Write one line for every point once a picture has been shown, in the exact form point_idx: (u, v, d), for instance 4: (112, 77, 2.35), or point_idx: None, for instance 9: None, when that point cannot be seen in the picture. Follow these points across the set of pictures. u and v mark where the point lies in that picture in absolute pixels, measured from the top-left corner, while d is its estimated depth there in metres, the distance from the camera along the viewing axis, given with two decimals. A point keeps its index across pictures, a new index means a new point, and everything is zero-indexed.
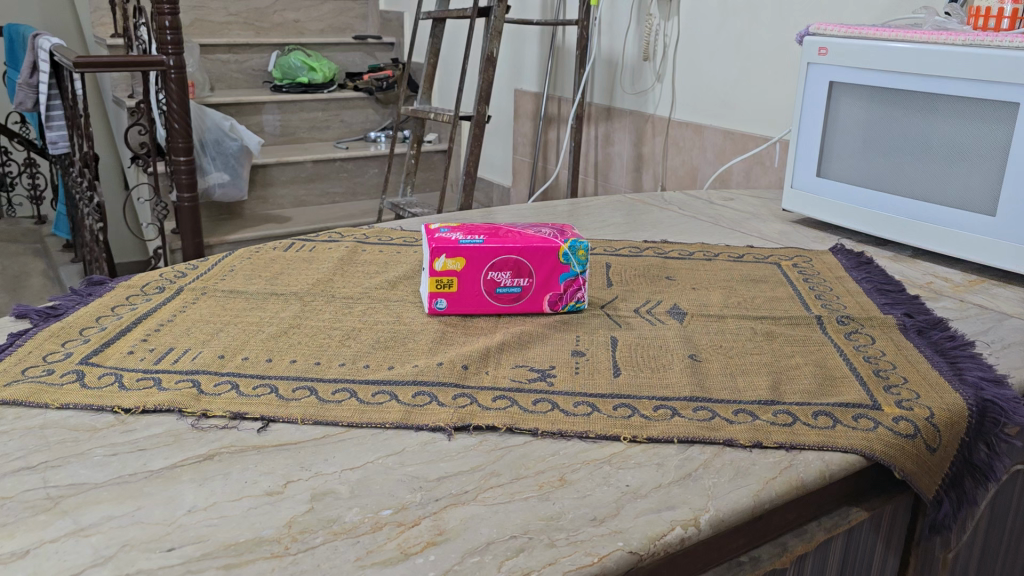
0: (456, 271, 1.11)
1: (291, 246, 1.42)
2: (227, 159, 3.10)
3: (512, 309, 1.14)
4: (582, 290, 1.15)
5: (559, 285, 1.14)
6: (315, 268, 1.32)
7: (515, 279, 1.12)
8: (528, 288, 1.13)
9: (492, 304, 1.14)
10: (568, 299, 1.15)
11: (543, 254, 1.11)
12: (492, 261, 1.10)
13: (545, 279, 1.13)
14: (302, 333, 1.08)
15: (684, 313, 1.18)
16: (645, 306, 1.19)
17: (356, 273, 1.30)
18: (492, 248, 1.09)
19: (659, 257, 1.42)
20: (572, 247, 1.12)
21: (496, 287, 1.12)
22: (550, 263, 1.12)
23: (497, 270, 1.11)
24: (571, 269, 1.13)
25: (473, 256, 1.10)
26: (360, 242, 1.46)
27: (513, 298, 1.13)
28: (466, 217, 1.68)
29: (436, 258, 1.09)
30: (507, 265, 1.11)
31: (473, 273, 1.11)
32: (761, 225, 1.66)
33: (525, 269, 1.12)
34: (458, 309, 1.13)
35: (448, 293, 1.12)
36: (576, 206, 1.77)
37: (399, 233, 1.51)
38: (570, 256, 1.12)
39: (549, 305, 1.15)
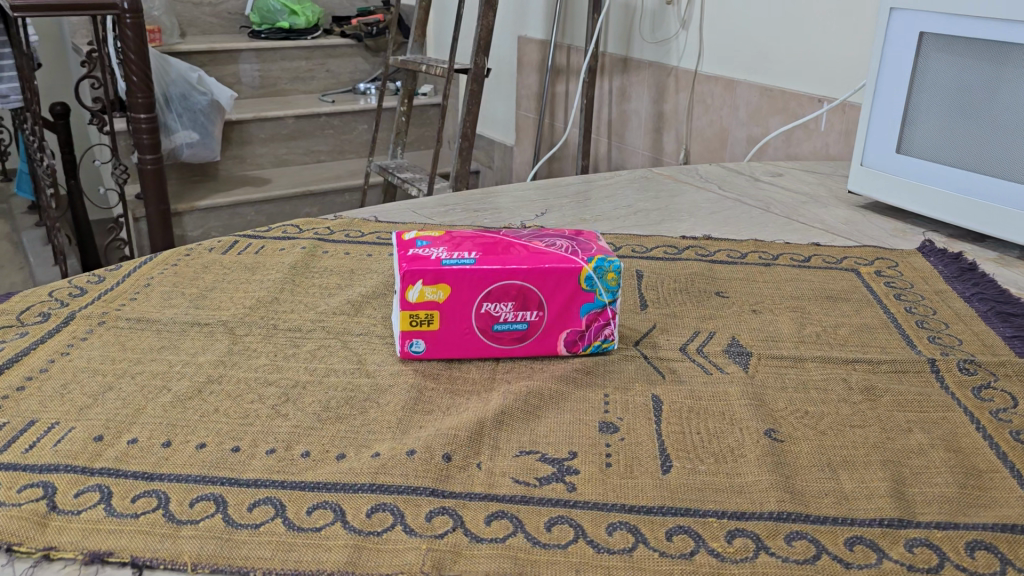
0: (437, 302, 0.80)
1: (232, 246, 1.11)
2: (195, 115, 2.75)
3: (516, 352, 0.84)
4: (610, 325, 0.84)
5: (580, 321, 0.83)
6: (258, 280, 1.01)
7: (519, 312, 0.81)
8: (537, 323, 0.82)
9: (488, 346, 0.83)
10: (591, 337, 0.84)
11: (558, 278, 0.81)
12: (488, 290, 0.80)
13: (561, 313, 0.82)
14: (223, 392, 0.77)
15: (748, 353, 0.87)
16: (695, 344, 0.89)
17: (310, 289, 0.99)
18: (487, 272, 0.79)
19: (703, 263, 1.10)
20: (597, 269, 0.81)
21: (492, 324, 0.82)
22: (568, 293, 0.81)
23: (496, 301, 0.81)
24: (597, 300, 0.82)
25: (462, 282, 0.79)
26: (321, 239, 1.14)
27: (516, 337, 0.83)
28: (460, 200, 1.36)
29: (410, 285, 0.79)
30: (509, 293, 0.81)
31: (462, 306, 0.80)
32: (824, 213, 1.34)
33: (533, 300, 0.81)
34: (440, 354, 0.83)
35: (426, 333, 0.81)
36: (594, 185, 1.45)
37: (372, 227, 1.19)
38: (596, 281, 0.81)
39: (567, 348, 0.84)
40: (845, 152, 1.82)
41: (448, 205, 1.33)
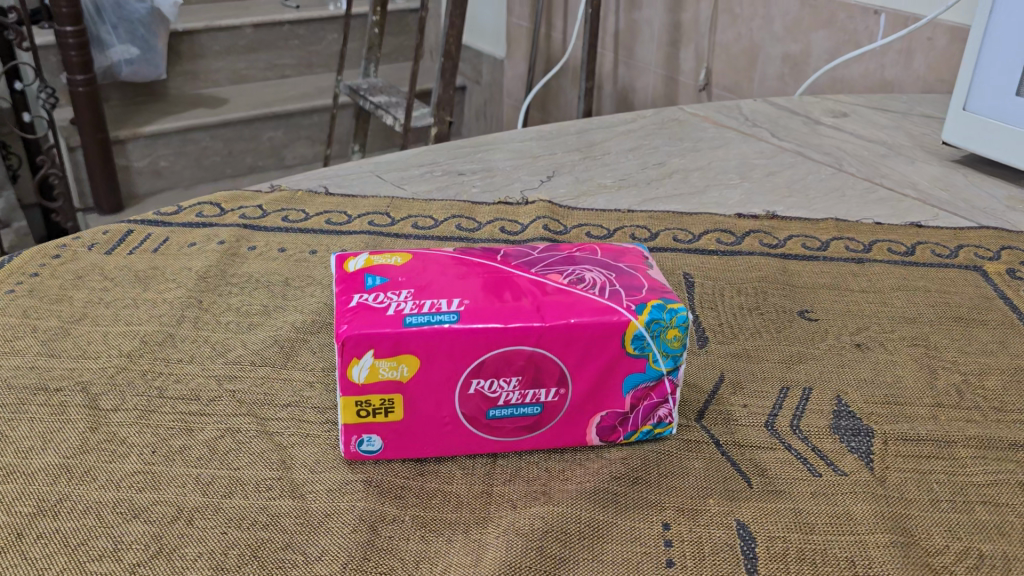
0: (398, 383, 0.50)
1: (121, 241, 0.80)
2: (133, 26, 2.34)
3: (522, 445, 0.55)
4: (666, 401, 0.55)
5: (622, 399, 0.54)
6: (152, 301, 0.71)
7: (528, 392, 0.52)
8: (556, 406, 0.53)
9: (479, 439, 0.54)
10: (639, 421, 0.55)
11: (590, 340, 0.51)
12: (479, 360, 0.51)
13: (595, 389, 0.53)
14: (60, 537, 0.48)
15: (868, 434, 0.59)
16: (787, 414, 0.60)
17: (226, 316, 0.69)
18: (478, 336, 0.50)
19: (774, 259, 0.81)
20: (651, 324, 0.52)
21: (486, 409, 0.53)
22: (605, 361, 0.52)
23: (492, 378, 0.51)
24: (651, 368, 0.53)
25: (437, 351, 0.50)
26: (250, 226, 0.83)
27: (523, 426, 0.54)
28: (440, 155, 1.03)
29: (354, 359, 0.49)
30: (513, 365, 0.51)
31: (439, 386, 0.51)
32: (912, 172, 1.04)
33: (552, 373, 0.52)
34: (407, 454, 0.54)
35: (384, 427, 0.52)
36: (614, 131, 1.13)
37: (320, 205, 0.88)
38: (648, 342, 0.52)
39: (600, 436, 0.55)
40: (904, 77, 1.48)
41: (425, 163, 1.01)
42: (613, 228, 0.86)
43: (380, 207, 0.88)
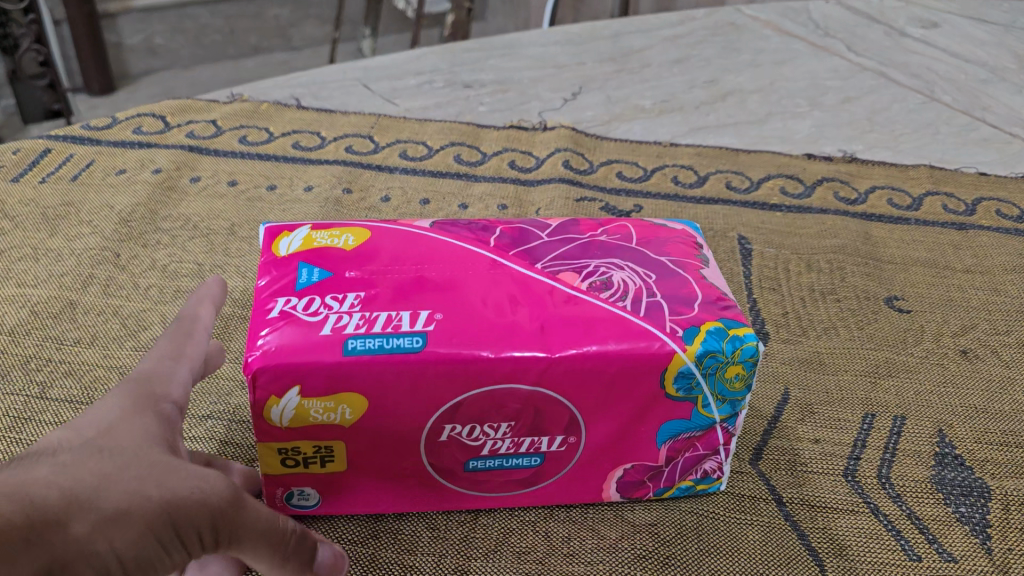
0: (337, 428, 0.35)
1: (33, 164, 0.64)
2: None
3: (514, 500, 0.41)
4: (716, 453, 0.40)
5: (654, 451, 0.39)
6: (55, 254, 0.55)
7: (524, 441, 0.37)
8: (563, 458, 0.38)
9: (456, 493, 0.40)
10: (675, 476, 0.40)
11: (615, 380, 0.36)
12: (453, 401, 0.35)
13: (618, 441, 0.38)
14: None
15: (984, 497, 0.44)
16: (873, 457, 0.45)
17: (147, 279, 0.54)
18: (452, 372, 0.34)
19: (853, 221, 0.64)
20: (704, 359, 0.36)
21: (464, 461, 0.38)
22: (634, 406, 0.37)
23: (472, 425, 0.36)
24: (699, 415, 0.37)
25: (394, 390, 0.35)
26: (197, 148, 0.67)
27: (516, 479, 0.39)
28: (443, 59, 0.85)
29: (273, 398, 0.34)
30: (503, 408, 0.36)
31: (397, 434, 0.36)
32: (1020, 104, 0.85)
33: (558, 419, 0.37)
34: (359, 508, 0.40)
35: (325, 481, 0.38)
36: (657, 37, 0.94)
37: (289, 122, 0.71)
38: (698, 384, 0.36)
39: (622, 492, 0.41)
40: None
41: (424, 71, 0.82)
42: (651, 167, 0.69)
43: (362, 128, 0.71)
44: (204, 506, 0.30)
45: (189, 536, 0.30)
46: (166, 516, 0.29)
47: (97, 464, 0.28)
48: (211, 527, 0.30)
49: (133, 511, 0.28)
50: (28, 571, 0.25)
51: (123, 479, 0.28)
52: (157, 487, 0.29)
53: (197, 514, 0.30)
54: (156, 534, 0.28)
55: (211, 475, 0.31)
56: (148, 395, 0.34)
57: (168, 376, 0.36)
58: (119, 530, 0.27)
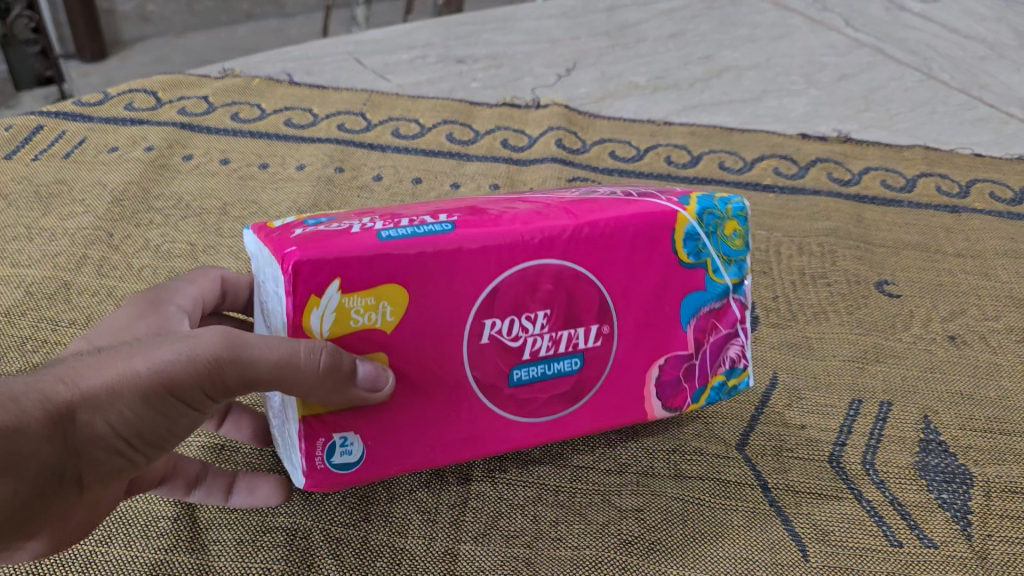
0: (378, 332, 0.33)
1: (26, 141, 0.64)
2: None
3: (560, 429, 0.38)
4: (736, 334, 0.40)
5: (681, 334, 0.39)
6: (47, 235, 0.55)
7: (563, 335, 0.36)
8: (601, 357, 0.37)
9: (500, 421, 0.37)
10: (707, 371, 0.40)
11: (637, 247, 0.37)
12: (490, 288, 0.34)
13: (646, 327, 0.38)
14: None
15: (966, 484, 0.44)
16: (858, 443, 0.46)
17: (140, 260, 0.54)
18: (491, 247, 0.34)
19: (845, 203, 0.64)
20: (704, 215, 0.38)
21: (507, 370, 0.36)
22: (654, 278, 0.37)
23: (512, 320, 0.35)
24: (712, 283, 0.39)
25: (433, 276, 0.33)
26: (189, 126, 0.67)
27: (561, 394, 0.37)
28: (436, 33, 0.84)
29: (313, 298, 0.31)
30: (537, 292, 0.35)
31: (439, 333, 0.34)
32: (1017, 83, 0.84)
33: (590, 302, 0.36)
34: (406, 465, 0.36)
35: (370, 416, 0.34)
36: (652, 10, 0.93)
37: (280, 99, 0.71)
38: (704, 245, 0.38)
39: (662, 400, 0.40)
40: None
41: (418, 45, 0.82)
42: (645, 147, 0.68)
43: (355, 104, 0.71)
44: (191, 375, 0.30)
45: (187, 400, 0.31)
46: (155, 390, 0.29)
47: (90, 357, 0.30)
48: (211, 380, 0.30)
49: (121, 392, 0.29)
50: (47, 470, 0.28)
51: (114, 354, 0.30)
52: (142, 357, 0.29)
53: (190, 383, 0.30)
54: (149, 408, 0.30)
55: (201, 335, 0.31)
56: (154, 307, 0.38)
57: (177, 290, 0.40)
58: (114, 408, 0.29)
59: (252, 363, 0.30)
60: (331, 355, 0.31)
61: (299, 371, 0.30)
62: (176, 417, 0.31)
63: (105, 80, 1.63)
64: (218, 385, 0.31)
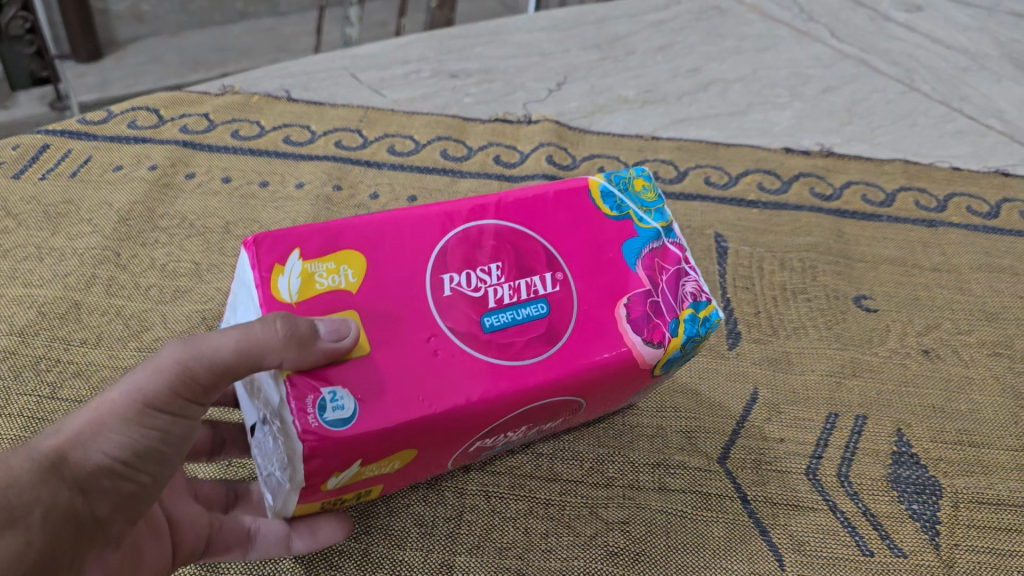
0: (346, 293, 0.34)
1: (32, 160, 0.66)
2: None
3: (549, 373, 0.36)
4: (685, 271, 0.40)
5: (632, 275, 0.38)
6: (55, 255, 0.57)
7: (521, 284, 0.37)
8: (566, 301, 0.37)
9: (482, 368, 0.35)
10: (675, 307, 0.38)
11: (565, 205, 0.39)
12: (437, 248, 0.36)
13: (599, 271, 0.38)
14: None
15: (935, 495, 0.47)
16: (834, 455, 0.48)
17: (146, 279, 0.56)
18: (427, 215, 0.37)
19: (827, 218, 0.66)
20: (613, 176, 0.41)
21: (474, 317, 0.35)
22: (589, 230, 0.39)
23: (467, 276, 0.36)
24: (642, 229, 0.40)
25: (381, 244, 0.35)
26: (191, 144, 0.69)
27: (536, 337, 0.36)
28: (430, 47, 0.86)
29: (277, 267, 0.33)
30: (483, 249, 0.37)
31: (402, 287, 0.35)
32: (997, 94, 0.86)
33: (536, 255, 0.38)
34: (398, 412, 0.32)
35: (353, 372, 0.33)
36: (642, 22, 0.95)
37: (279, 115, 0.73)
38: (622, 200, 0.40)
39: (643, 335, 0.37)
40: None
41: (412, 59, 0.84)
42: (633, 162, 0.71)
43: (351, 121, 0.73)
44: (161, 387, 0.32)
45: (169, 412, 0.32)
46: (134, 409, 0.32)
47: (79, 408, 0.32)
48: (184, 383, 0.32)
49: (103, 420, 0.31)
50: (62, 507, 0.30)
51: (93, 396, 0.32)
52: (116, 387, 0.32)
53: (165, 395, 0.32)
54: (135, 428, 0.32)
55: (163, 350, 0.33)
56: None
57: None
58: (102, 438, 0.31)
59: (213, 354, 0.31)
60: (285, 319, 0.30)
61: (262, 345, 0.30)
62: (167, 429, 0.33)
63: (100, 82, 1.64)
64: (192, 386, 0.32)
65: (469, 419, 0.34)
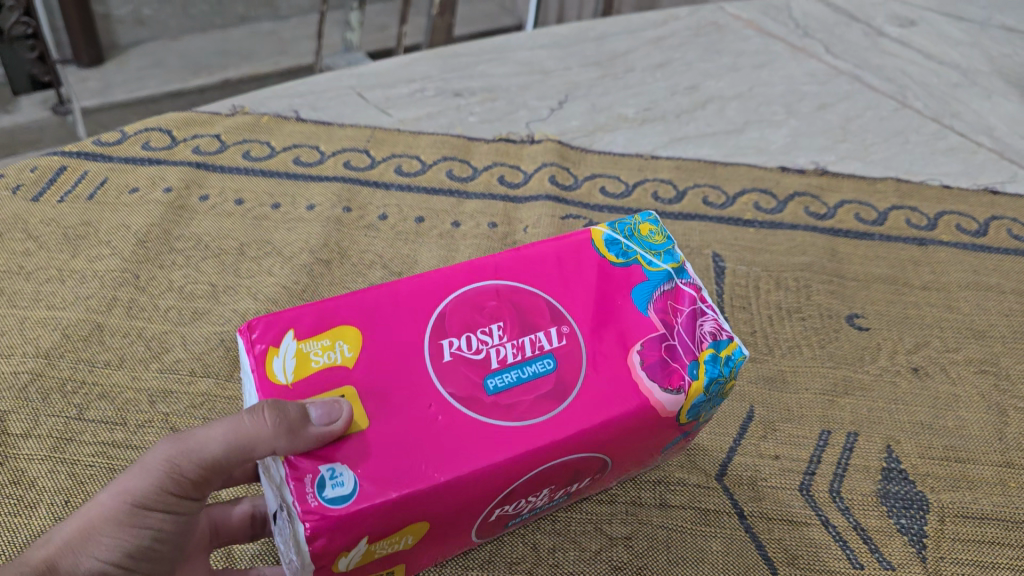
0: (342, 368, 0.37)
1: (50, 182, 0.68)
2: None
3: (560, 429, 0.37)
4: (702, 311, 0.41)
5: (644, 319, 0.40)
6: (77, 276, 0.59)
7: (524, 342, 0.39)
8: (571, 354, 0.39)
9: (493, 428, 0.36)
10: (693, 347, 0.40)
11: (561, 265, 0.42)
12: (438, 314, 0.39)
13: (603, 322, 0.40)
14: None
15: (922, 509, 0.49)
16: (826, 471, 0.50)
17: (165, 300, 0.58)
18: (424, 285, 0.40)
19: (821, 237, 0.68)
20: (615, 226, 0.44)
21: (480, 379, 0.37)
22: (591, 284, 0.41)
23: (469, 339, 0.38)
24: (650, 272, 0.42)
25: (384, 317, 0.38)
26: (204, 165, 0.71)
27: (544, 393, 0.38)
28: (434, 66, 0.88)
29: (273, 350, 0.37)
30: (484, 311, 0.39)
31: (401, 357, 0.37)
32: (987, 111, 0.88)
33: (539, 311, 0.40)
34: (410, 480, 0.34)
35: (353, 449, 0.35)
36: (641, 38, 0.97)
37: (288, 136, 0.75)
38: (627, 246, 0.43)
39: (656, 381, 0.39)
40: None
41: (416, 78, 0.86)
42: (632, 181, 0.73)
43: (359, 141, 0.75)
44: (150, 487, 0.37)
45: (157, 505, 0.38)
46: (125, 510, 0.38)
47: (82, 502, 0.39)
48: (174, 478, 0.37)
49: (96, 523, 0.38)
50: None
51: (91, 502, 0.38)
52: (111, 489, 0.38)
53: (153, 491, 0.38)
54: (126, 524, 0.38)
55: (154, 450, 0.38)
56: None
57: None
58: (95, 539, 0.38)
59: (201, 450, 0.37)
60: (274, 409, 0.33)
61: (256, 435, 0.34)
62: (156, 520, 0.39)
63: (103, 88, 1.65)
64: (180, 482, 0.38)
65: (482, 480, 0.35)
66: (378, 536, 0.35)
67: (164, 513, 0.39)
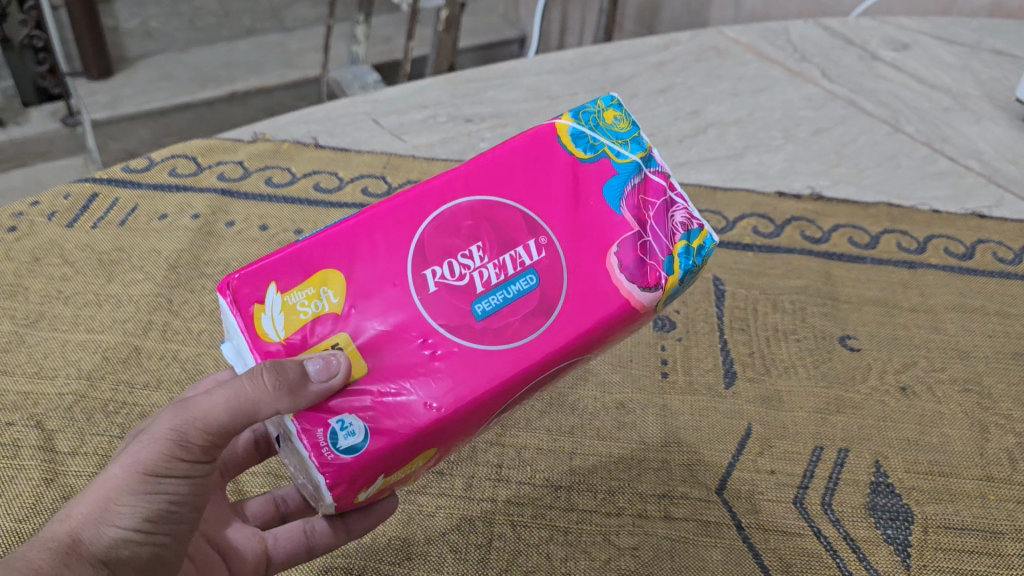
0: (330, 315, 0.37)
1: (84, 208, 0.71)
2: None
3: (546, 348, 0.39)
4: (673, 201, 0.42)
5: (619, 219, 0.41)
6: (114, 301, 0.63)
7: (505, 263, 0.39)
8: (553, 266, 0.40)
9: (481, 354, 0.38)
10: (665, 242, 0.41)
11: (531, 167, 0.41)
12: (416, 242, 0.39)
13: (581, 233, 0.41)
14: None
15: (908, 520, 0.52)
16: (819, 485, 0.54)
17: (198, 324, 0.62)
18: (397, 210, 0.39)
19: (816, 261, 0.72)
20: (577, 114, 0.43)
21: (467, 307, 0.38)
22: (564, 185, 0.41)
23: (450, 264, 0.39)
24: (620, 163, 0.42)
25: (362, 252, 0.38)
26: (228, 191, 0.74)
27: (529, 311, 0.39)
28: (444, 92, 0.92)
29: (259, 304, 0.37)
30: (461, 232, 0.39)
31: (382, 287, 0.38)
32: (977, 134, 0.92)
33: (516, 225, 0.40)
34: (413, 416, 0.37)
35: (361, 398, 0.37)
36: (643, 63, 1.01)
37: (308, 162, 0.78)
38: (594, 138, 0.42)
39: (635, 281, 0.40)
40: None
41: (428, 104, 0.89)
42: None
43: (375, 167, 0.79)
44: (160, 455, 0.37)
45: (170, 474, 0.38)
46: (137, 478, 0.37)
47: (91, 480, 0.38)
48: (181, 447, 0.38)
49: (108, 493, 0.37)
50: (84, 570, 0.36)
51: (101, 476, 0.38)
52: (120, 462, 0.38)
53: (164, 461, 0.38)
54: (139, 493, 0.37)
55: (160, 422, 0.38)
56: None
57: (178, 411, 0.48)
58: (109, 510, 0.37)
59: (207, 416, 0.37)
60: (272, 371, 0.35)
61: (256, 394, 0.35)
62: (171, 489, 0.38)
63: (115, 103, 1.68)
64: (190, 448, 0.38)
65: (488, 403, 0.38)
66: (394, 468, 0.37)
67: (180, 479, 0.38)
